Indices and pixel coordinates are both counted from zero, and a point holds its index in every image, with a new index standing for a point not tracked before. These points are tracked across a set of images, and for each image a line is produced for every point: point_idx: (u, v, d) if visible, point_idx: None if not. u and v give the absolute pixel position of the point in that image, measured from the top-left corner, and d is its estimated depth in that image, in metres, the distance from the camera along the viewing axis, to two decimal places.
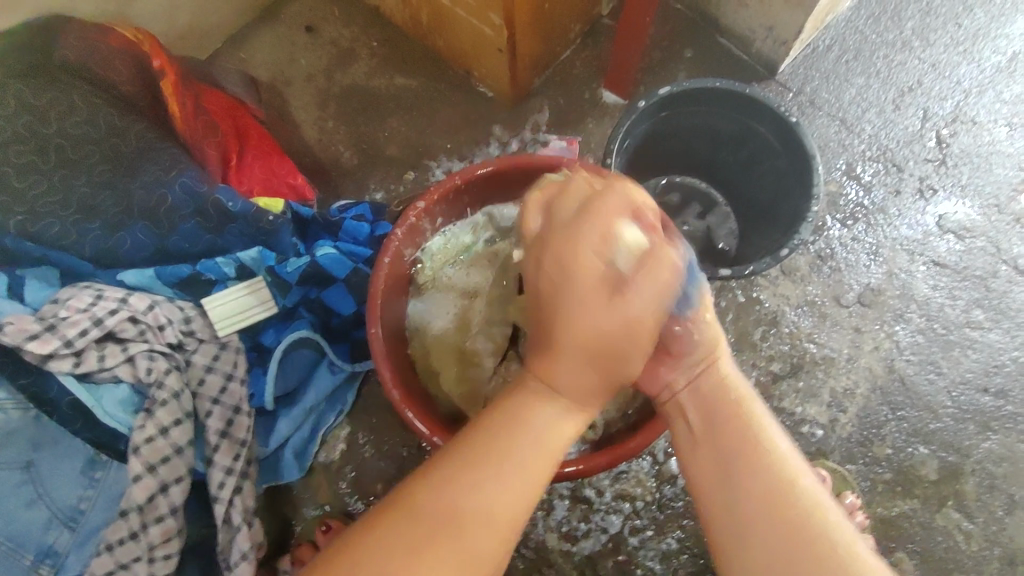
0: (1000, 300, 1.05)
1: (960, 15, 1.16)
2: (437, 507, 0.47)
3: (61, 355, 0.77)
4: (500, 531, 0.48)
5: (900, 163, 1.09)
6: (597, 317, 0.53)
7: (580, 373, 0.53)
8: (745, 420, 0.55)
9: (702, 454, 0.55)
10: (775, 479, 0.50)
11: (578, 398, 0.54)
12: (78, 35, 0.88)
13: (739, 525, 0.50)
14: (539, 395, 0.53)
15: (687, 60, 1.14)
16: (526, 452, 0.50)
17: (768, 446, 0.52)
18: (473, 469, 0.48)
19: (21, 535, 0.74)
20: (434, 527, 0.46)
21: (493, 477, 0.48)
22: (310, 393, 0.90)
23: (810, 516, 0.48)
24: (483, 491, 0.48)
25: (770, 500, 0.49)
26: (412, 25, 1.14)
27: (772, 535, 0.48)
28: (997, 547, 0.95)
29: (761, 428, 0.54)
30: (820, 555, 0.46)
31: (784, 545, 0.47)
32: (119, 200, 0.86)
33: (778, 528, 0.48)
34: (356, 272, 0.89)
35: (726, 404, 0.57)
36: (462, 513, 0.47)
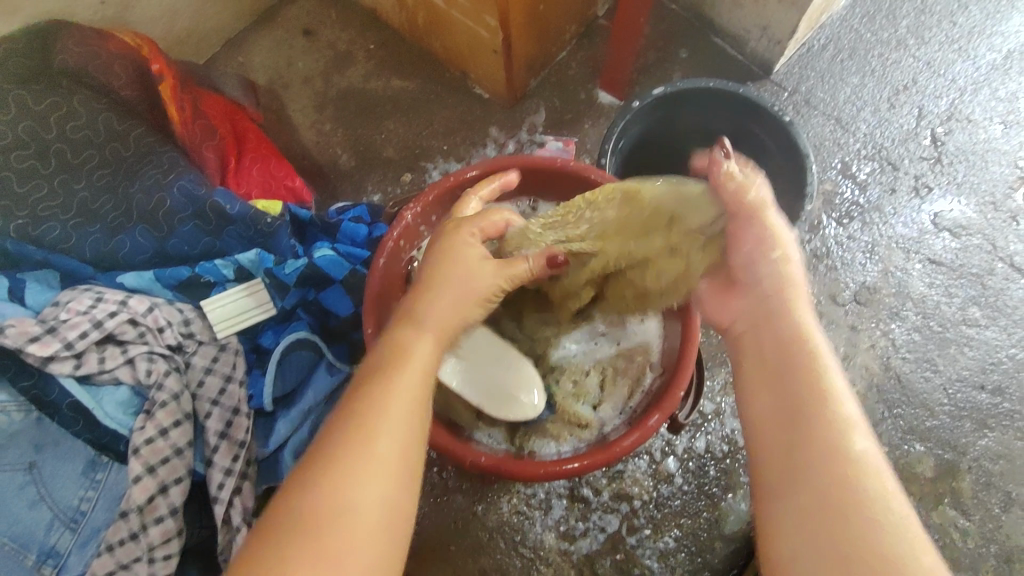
0: (996, 298, 1.05)
1: (955, 13, 1.17)
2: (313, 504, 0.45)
3: (62, 357, 0.78)
4: (377, 502, 0.46)
5: (896, 162, 1.10)
6: (468, 273, 0.61)
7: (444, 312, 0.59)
8: (812, 372, 0.51)
9: (762, 401, 0.53)
10: (829, 432, 0.48)
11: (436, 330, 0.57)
12: (77, 40, 0.89)
13: (787, 483, 0.48)
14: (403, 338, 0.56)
15: (683, 60, 1.15)
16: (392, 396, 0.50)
17: (831, 404, 0.50)
18: (347, 450, 0.47)
19: (24, 536, 0.74)
20: (317, 513, 0.45)
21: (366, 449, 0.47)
22: (310, 394, 0.89)
23: (857, 483, 0.45)
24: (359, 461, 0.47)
25: (826, 454, 0.47)
26: (409, 28, 1.15)
27: (816, 500, 0.46)
28: (994, 545, 0.95)
29: (827, 387, 0.50)
30: (865, 531, 0.43)
31: (826, 510, 0.45)
32: (118, 204, 0.88)
33: (824, 494, 0.46)
34: (354, 273, 0.90)
35: (796, 348, 0.53)
36: (322, 502, 0.45)
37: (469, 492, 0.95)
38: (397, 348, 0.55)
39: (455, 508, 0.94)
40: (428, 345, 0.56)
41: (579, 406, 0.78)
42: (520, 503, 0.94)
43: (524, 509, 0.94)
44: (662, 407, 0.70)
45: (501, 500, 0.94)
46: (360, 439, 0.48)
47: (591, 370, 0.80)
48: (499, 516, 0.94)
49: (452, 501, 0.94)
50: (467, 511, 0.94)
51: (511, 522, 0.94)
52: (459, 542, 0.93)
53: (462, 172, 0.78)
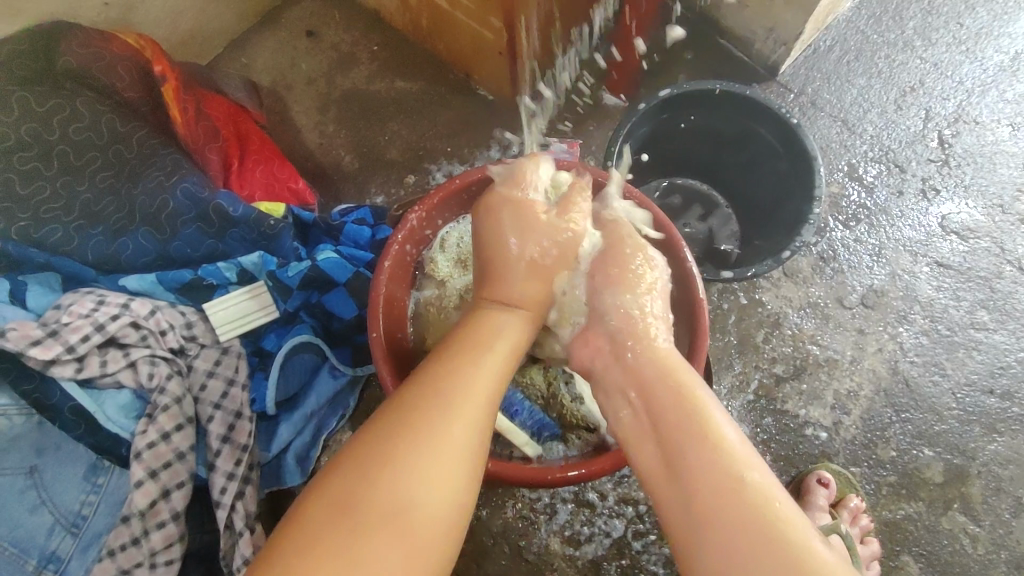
0: (1004, 301, 1.04)
1: (962, 14, 1.16)
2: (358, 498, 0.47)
3: (64, 361, 0.77)
4: (414, 519, 0.47)
5: (903, 164, 1.09)
6: (540, 235, 0.66)
7: (527, 288, 0.65)
8: (690, 413, 0.54)
9: (649, 450, 0.55)
10: (716, 472, 0.49)
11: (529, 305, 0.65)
12: (82, 41, 0.89)
13: (688, 520, 0.49)
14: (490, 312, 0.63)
15: (688, 61, 1.14)
16: (463, 398, 0.53)
17: (716, 442, 0.51)
18: (393, 445, 0.49)
19: (25, 540, 0.73)
20: (351, 515, 0.46)
21: (419, 449, 0.49)
22: (312, 397, 0.90)
23: (762, 510, 0.47)
24: (415, 459, 0.49)
25: (715, 490, 0.49)
26: (413, 29, 1.14)
27: (723, 527, 0.47)
28: (1003, 550, 0.94)
29: (707, 424, 0.53)
30: (770, 545, 0.46)
31: (735, 539, 0.46)
32: (121, 206, 0.87)
33: (728, 522, 0.47)
34: (358, 276, 0.89)
35: (673, 394, 0.55)
36: (363, 496, 0.47)
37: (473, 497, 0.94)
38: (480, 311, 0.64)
39: None
40: (516, 318, 0.64)
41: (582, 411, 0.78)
42: (525, 508, 0.93)
43: (529, 514, 0.93)
44: None
45: (506, 504, 0.93)
46: (405, 438, 0.50)
47: None
48: (504, 521, 0.93)
49: None
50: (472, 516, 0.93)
51: (515, 526, 0.93)
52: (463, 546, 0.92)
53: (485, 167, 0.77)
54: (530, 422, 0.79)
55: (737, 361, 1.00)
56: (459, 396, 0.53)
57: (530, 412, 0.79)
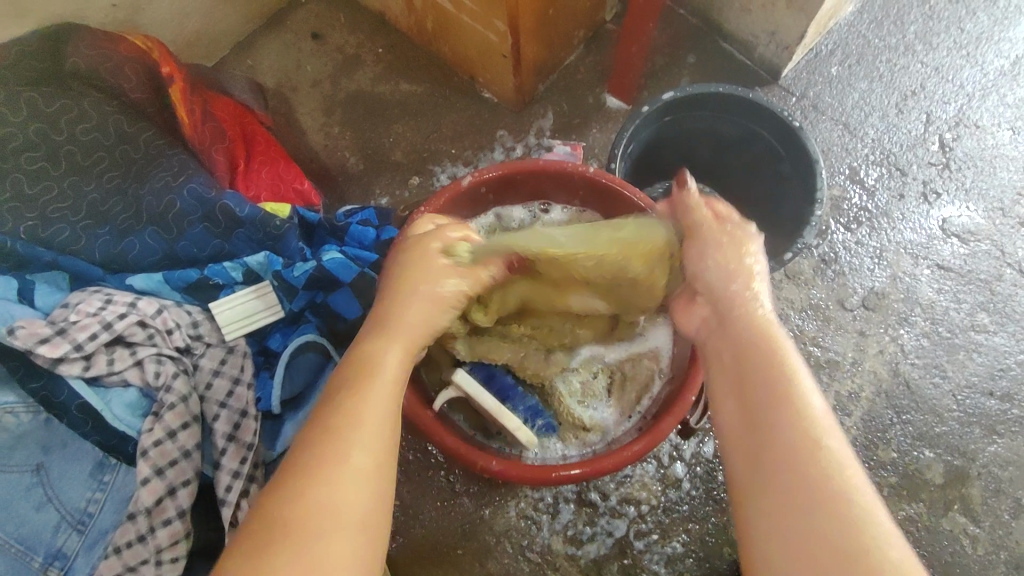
0: (1005, 304, 1.04)
1: (963, 19, 1.17)
2: (291, 502, 0.48)
3: (71, 359, 0.78)
4: (342, 511, 0.48)
5: (904, 167, 1.10)
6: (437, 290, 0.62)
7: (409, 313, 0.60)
8: (776, 372, 0.51)
9: (728, 406, 0.53)
10: (797, 440, 0.47)
11: (399, 339, 0.59)
12: (89, 43, 0.90)
13: (754, 482, 0.48)
14: (373, 343, 0.58)
15: (690, 65, 1.15)
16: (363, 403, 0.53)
17: (800, 408, 0.49)
18: (308, 467, 0.49)
19: (31, 538, 0.74)
20: (269, 535, 0.47)
21: (334, 450, 0.50)
22: (317, 396, 0.88)
23: (829, 479, 0.45)
24: (335, 463, 0.50)
25: (792, 457, 0.46)
26: (418, 32, 1.15)
27: (786, 491, 0.45)
28: (1002, 551, 0.94)
29: (791, 384, 0.50)
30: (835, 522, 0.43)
31: (797, 508, 0.45)
32: (128, 206, 0.88)
33: (804, 483, 0.45)
34: (363, 276, 0.90)
35: (762, 350, 0.53)
36: (289, 510, 0.47)
37: (476, 497, 0.95)
38: (364, 352, 0.57)
39: (462, 512, 0.94)
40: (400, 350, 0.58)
41: (584, 411, 0.78)
42: (528, 507, 0.94)
43: (532, 514, 0.94)
44: (672, 411, 0.70)
45: (509, 504, 0.94)
46: (321, 458, 0.50)
47: (600, 372, 0.80)
48: (507, 520, 0.94)
49: (458, 505, 0.94)
50: (474, 515, 0.94)
51: (518, 526, 0.93)
52: (467, 545, 0.93)
53: (485, 168, 0.77)
54: (522, 410, 0.77)
55: None
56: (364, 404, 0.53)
57: (523, 401, 0.77)
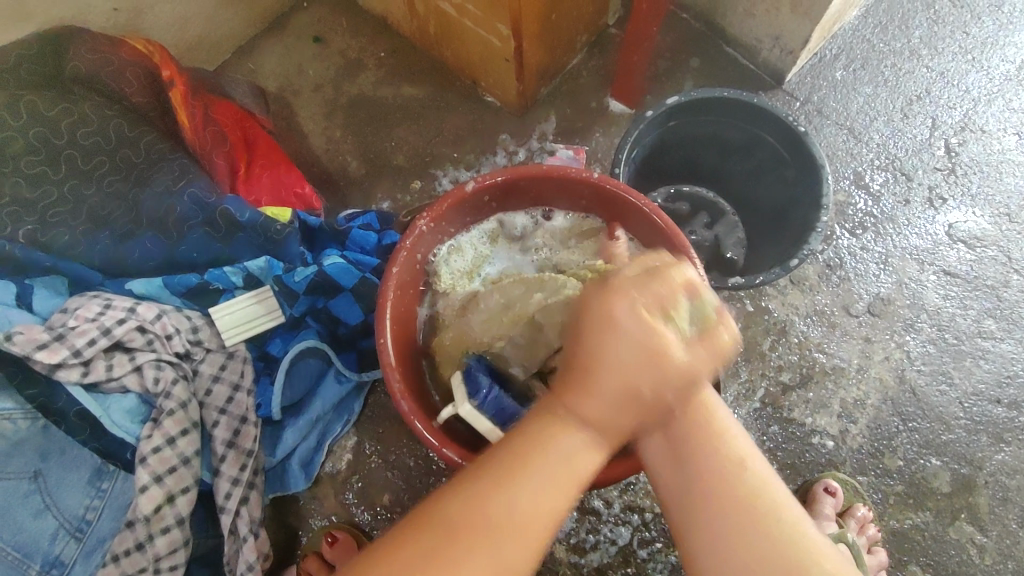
0: (1012, 310, 1.03)
1: (968, 24, 1.16)
2: (470, 516, 0.48)
3: (70, 364, 0.77)
4: (525, 522, 0.48)
5: (909, 172, 1.09)
6: (633, 351, 0.48)
7: (607, 408, 0.49)
8: (707, 424, 0.51)
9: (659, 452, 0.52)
10: (726, 476, 0.49)
11: (607, 430, 0.50)
12: (90, 46, 0.89)
13: (703, 528, 0.49)
14: (558, 424, 0.50)
15: (694, 69, 1.14)
16: (557, 454, 0.49)
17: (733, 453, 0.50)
18: (478, 496, 0.48)
19: (28, 545, 0.73)
20: (437, 548, 0.47)
21: (512, 488, 0.48)
22: (317, 402, 0.90)
23: (762, 508, 0.49)
24: (507, 506, 0.48)
25: (726, 496, 0.49)
26: (420, 36, 1.14)
27: (733, 530, 0.48)
28: (1010, 561, 0.93)
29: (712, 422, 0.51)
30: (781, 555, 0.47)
31: (740, 536, 0.48)
32: (128, 210, 0.87)
33: (742, 515, 0.48)
34: (364, 281, 0.88)
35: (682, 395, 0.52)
36: (463, 515, 0.48)
37: None
38: (552, 425, 0.50)
39: None
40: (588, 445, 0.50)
41: None
42: None
43: None
44: None
45: None
46: (494, 496, 0.48)
47: None
48: None
49: None
50: None
51: None
52: None
53: (490, 175, 0.77)
54: None
55: (744, 369, 1.00)
56: (557, 451, 0.49)
57: None
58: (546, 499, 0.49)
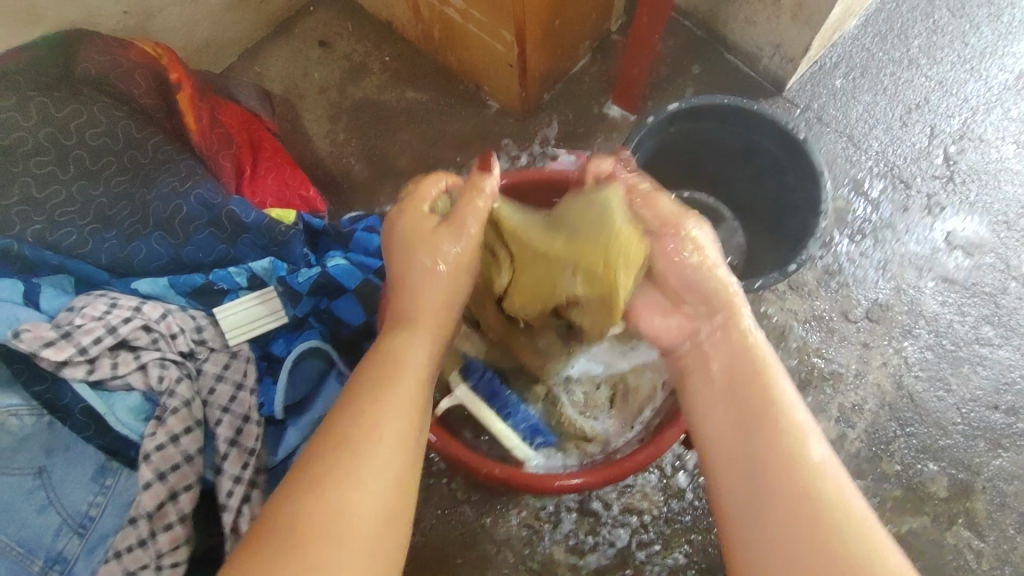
0: (1009, 317, 1.04)
1: (967, 33, 1.17)
2: (316, 501, 0.47)
3: (76, 362, 0.78)
4: (368, 510, 0.48)
5: (908, 180, 1.10)
6: (425, 243, 0.62)
7: (424, 302, 0.62)
8: (760, 386, 0.54)
9: (722, 419, 0.55)
10: (787, 454, 0.49)
11: (426, 323, 0.61)
12: (101, 49, 0.91)
13: (749, 491, 0.49)
14: (393, 340, 0.59)
15: (695, 76, 1.16)
16: (392, 408, 0.53)
17: (784, 421, 0.51)
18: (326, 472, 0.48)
19: (32, 540, 0.74)
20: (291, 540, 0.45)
21: (357, 452, 0.50)
22: (319, 403, 0.88)
23: (817, 490, 0.47)
24: (345, 475, 0.48)
25: (783, 472, 0.48)
26: (425, 41, 1.16)
27: (783, 506, 0.47)
28: (1007, 566, 0.93)
29: (779, 401, 0.52)
30: (827, 523, 0.45)
31: (790, 520, 0.46)
32: (135, 210, 0.88)
33: (792, 497, 0.47)
34: (367, 282, 0.90)
35: (751, 373, 0.55)
36: (319, 506, 0.47)
37: (477, 506, 0.94)
38: (378, 358, 0.58)
39: (462, 521, 0.94)
40: (417, 344, 0.59)
41: (585, 422, 0.79)
42: (529, 517, 0.94)
43: (534, 523, 0.93)
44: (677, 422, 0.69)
45: (510, 513, 0.94)
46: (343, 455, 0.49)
47: (603, 384, 0.81)
48: (508, 529, 0.93)
49: (459, 513, 0.94)
50: (476, 523, 0.94)
51: (519, 535, 0.93)
52: (467, 554, 0.92)
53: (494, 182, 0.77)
54: (522, 427, 0.78)
55: None
56: (389, 405, 0.53)
57: (524, 417, 0.79)
58: (390, 448, 0.51)
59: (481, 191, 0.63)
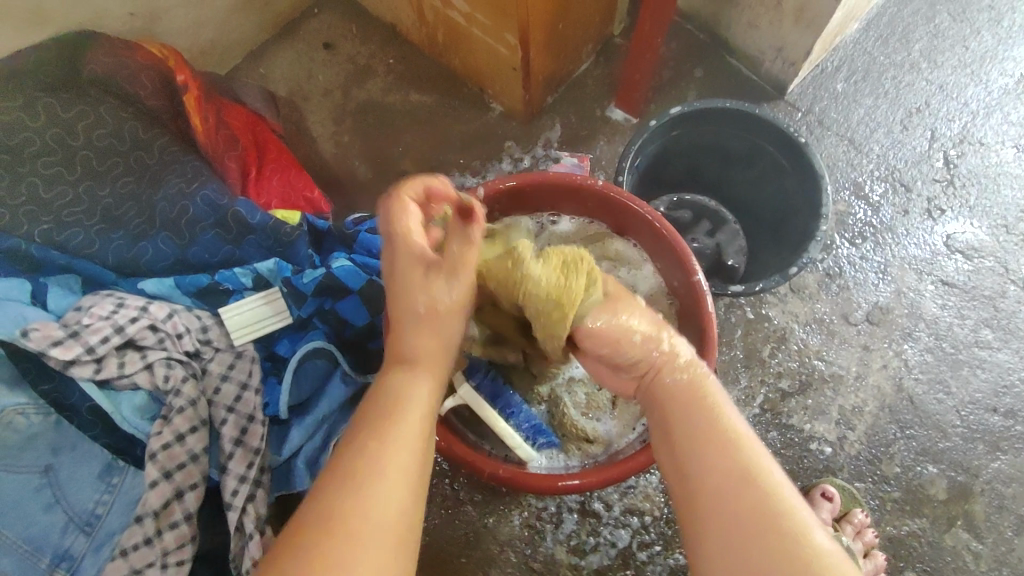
0: (1008, 320, 1.05)
1: (968, 38, 1.18)
2: (338, 516, 0.47)
3: (83, 361, 0.79)
4: (387, 527, 0.48)
5: (909, 184, 1.10)
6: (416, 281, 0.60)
7: (422, 339, 0.59)
8: (706, 413, 0.55)
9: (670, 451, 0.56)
10: (735, 480, 0.50)
11: (427, 363, 0.59)
12: (107, 51, 0.92)
13: (698, 522, 0.51)
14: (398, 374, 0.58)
15: (698, 80, 1.16)
16: (404, 440, 0.53)
17: (731, 446, 0.52)
18: (344, 491, 0.49)
19: (39, 538, 0.74)
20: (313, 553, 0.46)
21: (374, 474, 0.50)
22: (323, 403, 0.89)
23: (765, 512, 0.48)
24: (363, 496, 0.49)
25: (729, 501, 0.49)
26: (429, 44, 1.16)
27: (734, 534, 0.48)
28: (1005, 567, 0.94)
29: (725, 428, 0.53)
30: (775, 549, 0.47)
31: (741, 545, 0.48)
32: (142, 211, 0.89)
33: (741, 524, 0.48)
34: (371, 283, 0.90)
35: (693, 404, 0.56)
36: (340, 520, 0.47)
37: (480, 506, 0.95)
38: (384, 390, 0.56)
39: (465, 520, 0.94)
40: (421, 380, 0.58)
41: (587, 423, 0.80)
42: (532, 517, 0.94)
43: (536, 523, 0.94)
44: None
45: (512, 513, 0.94)
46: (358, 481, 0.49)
47: (605, 385, 0.82)
48: (510, 530, 0.94)
49: (463, 513, 0.95)
50: (478, 523, 0.94)
51: (522, 535, 0.94)
52: (470, 553, 0.93)
53: (501, 180, 0.77)
54: (525, 426, 0.79)
55: (745, 375, 1.01)
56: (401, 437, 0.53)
57: (527, 417, 0.79)
58: (403, 477, 0.51)
59: (468, 246, 0.58)
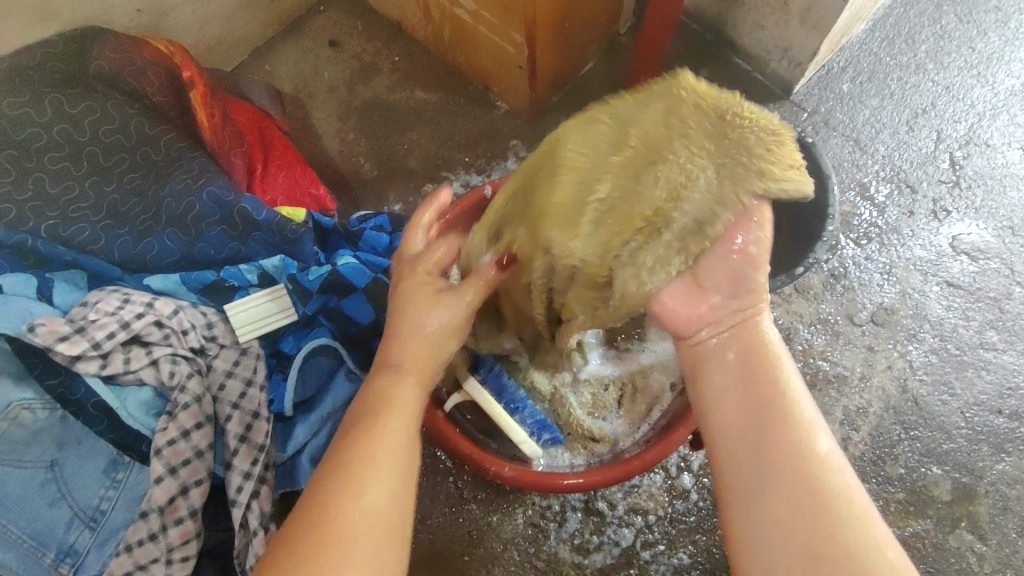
0: (1013, 322, 1.05)
1: (974, 39, 1.18)
2: (337, 498, 0.52)
3: (89, 357, 0.79)
4: (380, 516, 0.52)
5: (914, 184, 1.10)
6: (415, 298, 0.65)
7: (415, 351, 0.63)
8: (772, 382, 0.53)
9: (727, 412, 0.54)
10: (796, 454, 0.49)
11: (416, 372, 0.63)
12: (114, 46, 0.91)
13: (753, 494, 0.49)
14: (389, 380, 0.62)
15: (703, 79, 1.17)
16: (395, 434, 0.57)
17: (793, 421, 0.51)
18: (345, 475, 0.53)
19: (44, 533, 0.74)
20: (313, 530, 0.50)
21: (369, 463, 0.54)
22: (328, 400, 0.88)
23: (823, 494, 0.47)
24: (360, 481, 0.53)
25: (790, 474, 0.48)
26: (435, 42, 1.16)
27: (786, 511, 0.47)
28: (1009, 570, 0.94)
29: (790, 399, 0.52)
30: (830, 529, 0.45)
31: (794, 521, 0.46)
32: (148, 207, 0.89)
33: (794, 498, 0.47)
34: (377, 281, 0.90)
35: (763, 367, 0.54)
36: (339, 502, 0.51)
37: (483, 504, 0.95)
38: (379, 391, 0.61)
39: (468, 518, 0.95)
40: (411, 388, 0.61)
41: (594, 422, 0.80)
42: (535, 515, 0.94)
43: (539, 522, 0.94)
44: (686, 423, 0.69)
45: (516, 511, 0.94)
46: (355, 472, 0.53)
47: (612, 385, 0.81)
48: (514, 528, 0.94)
49: (466, 511, 0.95)
50: (482, 521, 0.94)
51: (525, 534, 0.94)
52: (474, 551, 0.93)
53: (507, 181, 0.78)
54: (530, 422, 0.78)
55: None
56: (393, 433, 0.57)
57: (532, 412, 0.78)
58: (393, 470, 0.55)
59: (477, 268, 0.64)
